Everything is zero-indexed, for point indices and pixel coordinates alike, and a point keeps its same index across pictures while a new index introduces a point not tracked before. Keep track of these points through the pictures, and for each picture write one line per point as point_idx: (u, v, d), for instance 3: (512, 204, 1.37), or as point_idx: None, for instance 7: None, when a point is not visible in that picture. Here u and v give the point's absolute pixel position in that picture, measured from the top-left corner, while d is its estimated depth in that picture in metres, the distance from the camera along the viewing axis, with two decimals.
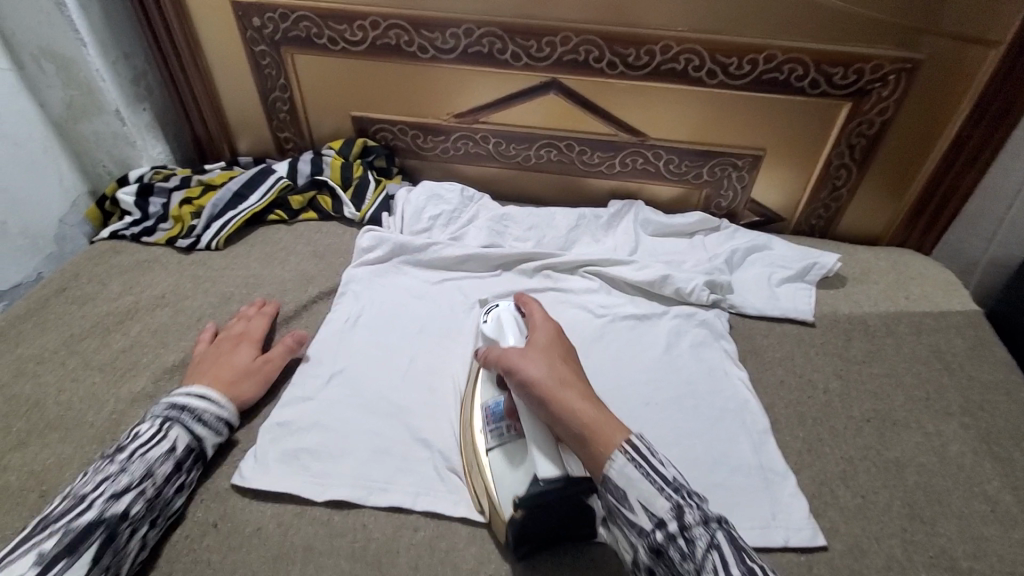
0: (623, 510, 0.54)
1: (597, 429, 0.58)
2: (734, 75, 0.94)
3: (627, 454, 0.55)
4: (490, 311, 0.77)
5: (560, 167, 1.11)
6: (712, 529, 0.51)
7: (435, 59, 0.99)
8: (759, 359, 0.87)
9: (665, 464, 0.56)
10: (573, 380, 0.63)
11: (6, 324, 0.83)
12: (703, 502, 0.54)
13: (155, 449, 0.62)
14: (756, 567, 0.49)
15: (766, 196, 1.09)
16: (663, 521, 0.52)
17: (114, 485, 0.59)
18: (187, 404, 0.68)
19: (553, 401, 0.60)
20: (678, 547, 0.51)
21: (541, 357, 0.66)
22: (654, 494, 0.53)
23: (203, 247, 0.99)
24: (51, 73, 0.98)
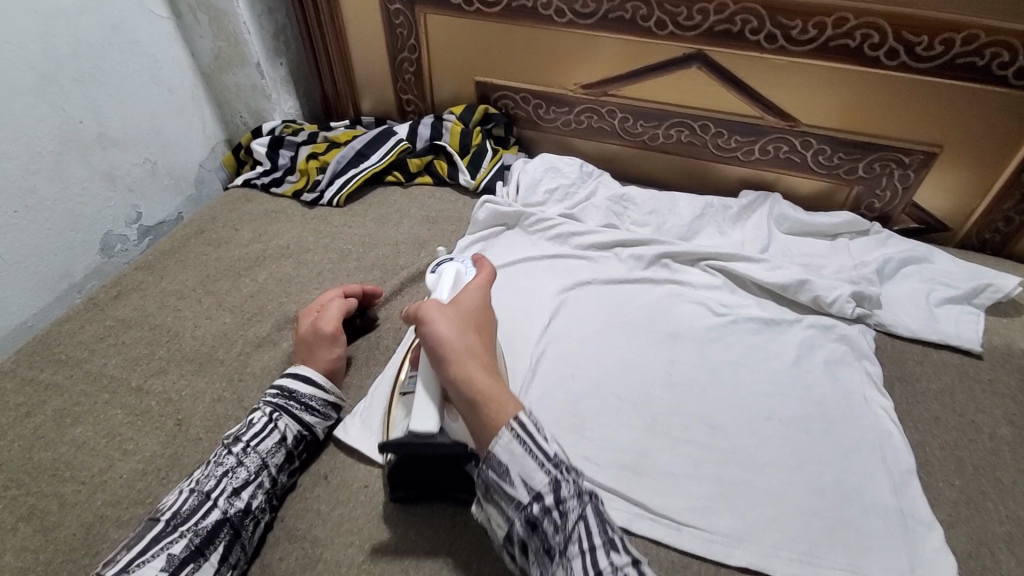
0: (500, 485, 0.52)
1: (493, 403, 0.54)
2: (919, 57, 0.81)
3: (513, 431, 0.52)
4: (441, 267, 0.72)
5: (689, 150, 1.02)
6: (585, 502, 0.52)
7: (572, 23, 0.94)
8: (909, 390, 0.77)
9: (549, 439, 0.53)
10: (480, 350, 0.59)
11: (152, 258, 0.90)
12: (577, 471, 0.54)
13: (267, 440, 0.62)
14: (616, 535, 0.51)
15: (932, 201, 0.94)
16: (540, 495, 0.51)
17: (234, 479, 0.59)
18: (294, 389, 0.67)
19: (455, 365, 0.56)
20: (553, 520, 0.50)
21: (453, 318, 0.60)
22: (533, 467, 0.51)
23: (326, 203, 1.02)
24: (204, 23, 1.03)
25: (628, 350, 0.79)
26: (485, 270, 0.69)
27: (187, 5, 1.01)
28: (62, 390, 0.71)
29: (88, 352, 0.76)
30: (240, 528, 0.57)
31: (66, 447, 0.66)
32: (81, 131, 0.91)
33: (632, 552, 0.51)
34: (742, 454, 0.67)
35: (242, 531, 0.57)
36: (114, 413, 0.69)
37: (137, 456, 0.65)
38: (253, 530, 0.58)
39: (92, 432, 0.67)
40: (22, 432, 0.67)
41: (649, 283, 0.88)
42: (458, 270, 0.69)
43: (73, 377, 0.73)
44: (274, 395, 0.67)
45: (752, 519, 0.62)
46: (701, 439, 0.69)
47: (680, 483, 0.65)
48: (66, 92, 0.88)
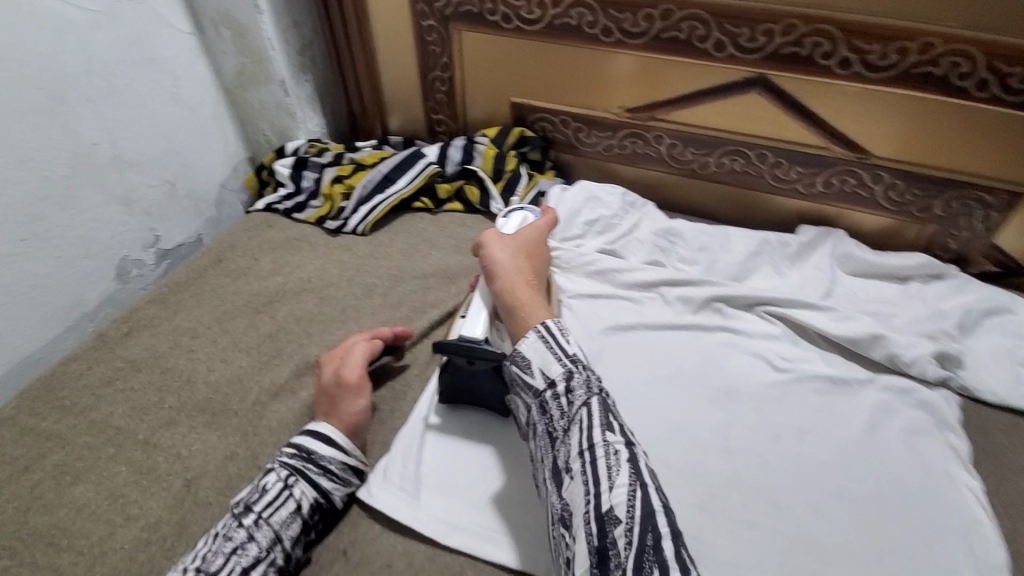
0: (521, 375, 0.57)
1: (525, 303, 0.64)
2: (1013, 89, 0.72)
3: (539, 331, 0.59)
4: (511, 214, 0.83)
5: (742, 180, 0.94)
6: (593, 394, 0.54)
7: (619, 43, 0.86)
8: (995, 465, 0.68)
9: (571, 340, 0.57)
10: (527, 272, 0.70)
11: (166, 290, 0.85)
12: (596, 370, 0.56)
13: (281, 510, 0.56)
14: (619, 423, 0.52)
15: (1018, 244, 0.84)
16: (552, 382, 0.55)
17: (243, 557, 0.52)
18: (312, 450, 0.61)
19: (501, 275, 0.67)
20: (561, 406, 0.54)
21: (510, 245, 0.73)
22: (549, 359, 0.56)
23: (350, 230, 0.96)
24: (227, 38, 0.98)
25: (677, 409, 0.71)
26: (545, 219, 0.81)
27: (210, 20, 0.96)
28: (64, 442, 0.66)
29: (94, 398, 0.70)
30: None
31: (65, 510, 0.60)
32: (96, 154, 0.86)
33: (632, 440, 0.52)
34: (812, 542, 0.59)
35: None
36: (117, 471, 0.63)
37: (140, 523, 0.59)
38: None
39: (93, 492, 0.62)
40: (17, 492, 0.62)
41: (701, 331, 0.80)
42: (524, 218, 0.82)
43: (77, 427, 0.68)
44: (290, 455, 0.61)
45: None
46: (764, 521, 0.61)
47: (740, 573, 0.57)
48: (80, 113, 0.83)
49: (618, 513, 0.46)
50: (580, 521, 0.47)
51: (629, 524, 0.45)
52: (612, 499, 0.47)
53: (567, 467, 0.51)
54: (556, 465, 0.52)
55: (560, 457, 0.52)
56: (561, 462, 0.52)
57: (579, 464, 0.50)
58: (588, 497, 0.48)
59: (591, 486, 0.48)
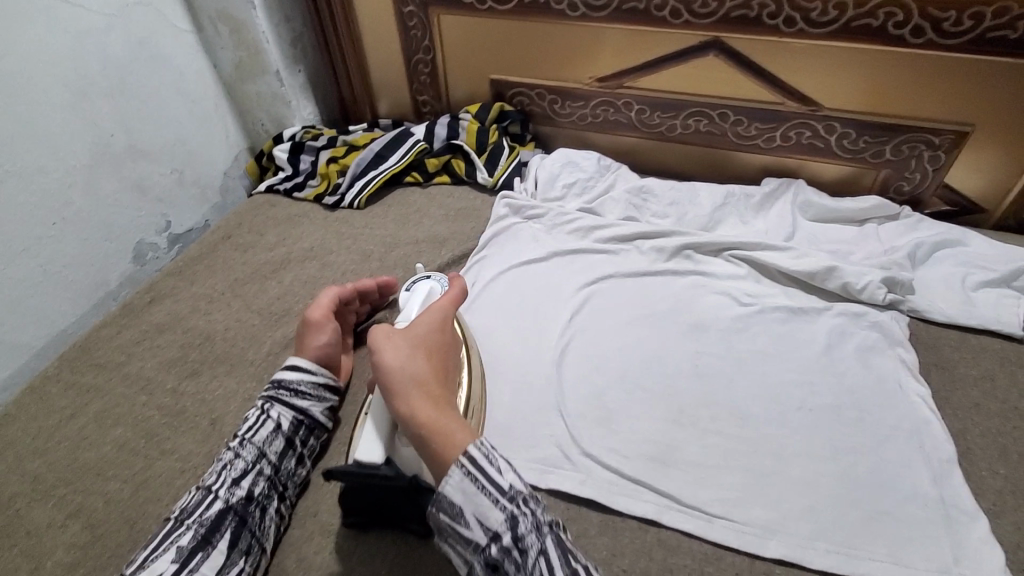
0: (457, 527, 0.49)
1: (443, 430, 0.52)
2: (947, 33, 0.78)
3: (463, 468, 0.50)
4: (416, 284, 0.77)
5: (708, 139, 1.01)
6: (545, 534, 0.49)
7: (585, 17, 0.93)
8: (946, 375, 0.74)
9: (504, 470, 0.50)
10: (432, 379, 0.56)
11: (183, 264, 0.92)
12: (537, 499, 0.51)
13: (262, 430, 0.62)
14: (579, 563, 0.48)
15: (966, 182, 0.91)
16: (497, 535, 0.48)
17: (233, 470, 0.59)
18: (283, 378, 0.67)
19: (401, 397, 0.54)
20: (513, 560, 0.48)
21: (403, 342, 0.58)
22: (486, 504, 0.49)
23: (347, 205, 1.03)
24: (224, 34, 1.06)
25: (652, 342, 0.78)
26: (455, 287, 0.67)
27: (208, 17, 1.04)
28: (102, 393, 0.74)
29: (125, 355, 0.78)
30: (246, 515, 0.57)
31: (109, 446, 0.68)
32: (112, 144, 0.94)
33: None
34: (772, 444, 0.66)
35: (249, 518, 0.57)
36: (151, 414, 0.71)
37: (174, 455, 0.67)
38: (260, 516, 0.59)
39: (131, 432, 0.70)
40: (69, 433, 0.70)
41: (673, 275, 0.87)
42: (432, 289, 0.74)
43: (112, 380, 0.75)
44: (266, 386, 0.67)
45: (785, 510, 0.61)
46: (729, 430, 0.68)
47: (708, 475, 0.64)
48: (97, 107, 0.91)
49: None
50: None
51: None
52: None
53: None
54: None
55: None
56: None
57: None
58: None
59: None
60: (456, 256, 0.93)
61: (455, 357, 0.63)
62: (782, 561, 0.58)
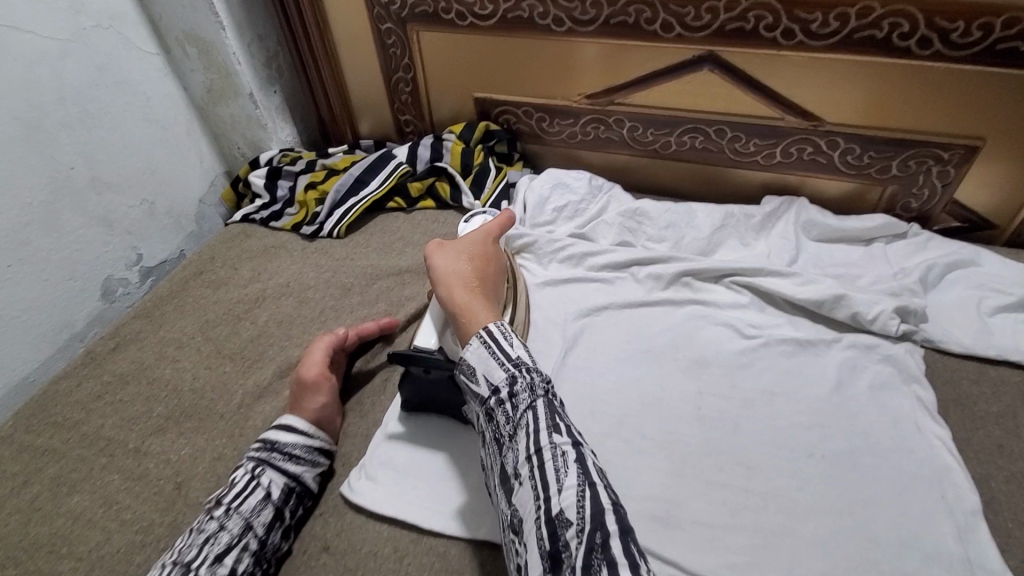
0: (467, 383, 0.56)
1: (470, 309, 0.59)
2: (956, 44, 0.73)
3: (480, 339, 0.55)
4: (473, 217, 0.81)
5: (704, 156, 0.96)
6: (538, 396, 0.52)
7: (571, 32, 0.88)
8: (964, 413, 0.69)
9: (515, 345, 0.55)
10: (471, 274, 0.64)
11: (150, 305, 0.87)
12: (542, 370, 0.54)
13: (251, 499, 0.58)
14: (567, 425, 0.51)
15: (977, 197, 0.86)
16: (496, 388, 0.53)
17: (216, 545, 0.53)
18: (276, 440, 0.63)
19: (443, 284, 0.63)
20: (506, 412, 0.52)
21: (452, 248, 0.67)
22: (492, 365, 0.54)
23: (326, 234, 0.98)
24: (193, 56, 1.00)
25: (650, 382, 0.73)
26: (501, 218, 0.75)
27: (175, 39, 0.99)
28: (60, 456, 0.69)
29: (85, 412, 0.73)
30: None
31: (64, 517, 0.63)
32: (73, 178, 0.89)
33: (580, 441, 0.50)
34: (781, 497, 0.61)
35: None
36: (111, 479, 0.66)
37: (135, 526, 0.62)
38: None
39: (90, 499, 0.64)
40: (21, 502, 0.65)
41: (671, 305, 0.82)
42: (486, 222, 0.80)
43: (72, 440, 0.70)
44: (256, 449, 0.62)
45: (799, 575, 0.56)
46: (736, 481, 0.63)
47: (713, 534, 0.59)
48: (55, 139, 0.86)
49: (569, 516, 0.45)
50: (532, 527, 0.46)
51: (580, 527, 0.44)
52: (562, 502, 0.46)
53: (516, 472, 0.49)
54: (505, 471, 0.51)
55: (509, 463, 0.50)
56: (509, 468, 0.50)
57: (528, 469, 0.48)
58: (537, 501, 0.46)
59: (540, 490, 0.47)
60: None
61: (502, 271, 0.71)
62: None
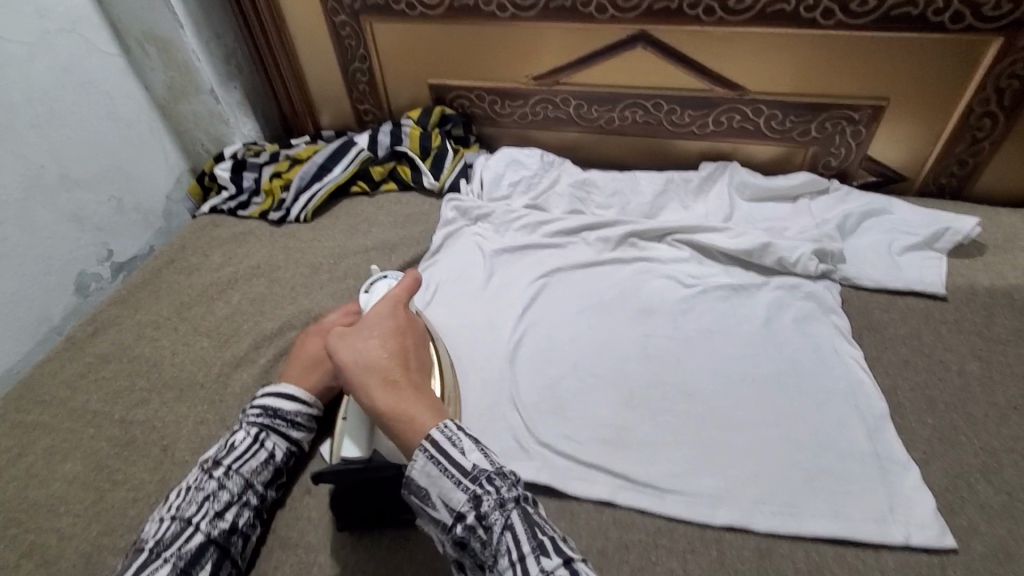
0: (426, 510, 0.49)
1: (405, 414, 0.52)
2: (855, 13, 0.82)
3: (426, 452, 0.49)
4: (374, 285, 0.74)
5: (645, 129, 1.03)
6: (510, 510, 0.46)
7: (515, 17, 0.95)
8: (877, 336, 0.78)
9: (467, 450, 0.49)
10: (392, 365, 0.56)
11: (127, 291, 0.90)
12: (505, 476, 0.48)
13: (252, 461, 0.62)
14: (548, 535, 0.45)
15: (887, 153, 0.96)
16: (460, 514, 0.47)
17: (217, 502, 0.57)
18: (278, 408, 0.65)
19: (361, 385, 0.54)
20: (479, 536, 0.46)
21: (361, 336, 0.58)
22: (449, 487, 0.47)
23: (292, 219, 1.02)
24: (154, 55, 1.03)
25: (601, 330, 0.80)
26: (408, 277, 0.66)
27: (135, 39, 1.01)
28: (49, 430, 0.72)
29: (70, 390, 0.76)
30: (225, 547, 0.57)
31: (58, 482, 0.66)
32: (43, 176, 0.91)
33: (569, 550, 0.45)
34: (718, 416, 0.69)
35: (229, 550, 0.57)
36: (100, 446, 0.69)
37: (126, 485, 0.66)
38: (239, 547, 0.58)
39: (81, 466, 0.68)
40: (15, 473, 0.68)
41: (619, 262, 0.89)
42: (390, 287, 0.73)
43: (58, 416, 0.73)
44: (256, 414, 0.65)
45: (733, 477, 0.63)
46: (679, 407, 0.70)
47: (659, 451, 0.66)
48: (24, 138, 0.88)
49: None
50: None
51: None
52: None
53: None
54: None
55: None
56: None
57: None
58: None
59: None
60: (407, 261, 0.93)
61: (423, 339, 0.64)
62: (731, 528, 0.60)
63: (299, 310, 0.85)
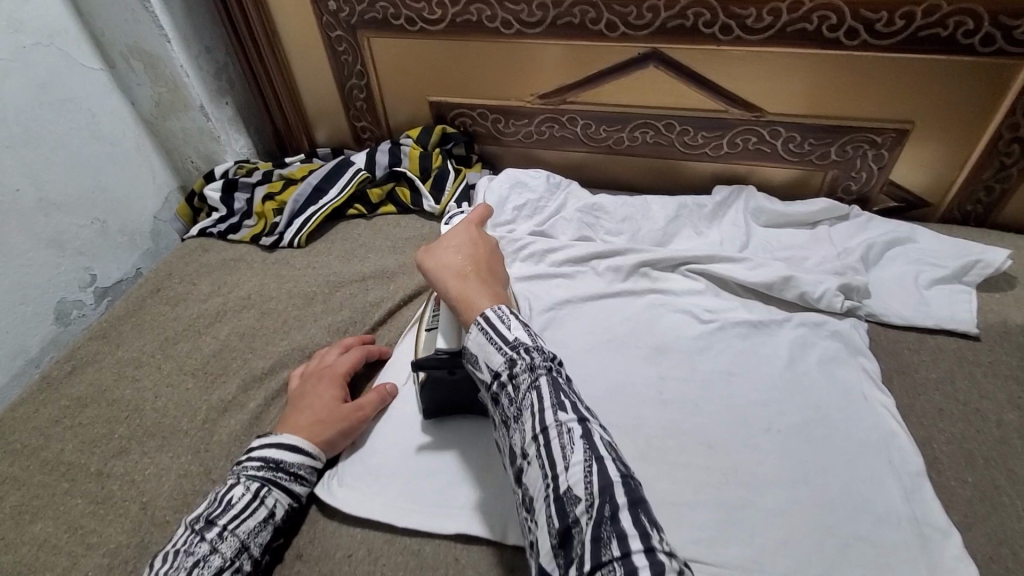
0: (472, 369, 0.54)
1: (469, 305, 0.56)
2: (881, 34, 0.77)
3: (479, 325, 0.53)
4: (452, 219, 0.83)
5: (657, 151, 0.99)
6: (540, 374, 0.49)
7: (520, 34, 0.90)
8: (906, 380, 0.73)
9: (512, 325, 0.52)
10: (463, 261, 0.61)
11: (108, 324, 0.85)
12: (544, 349, 0.51)
13: (249, 520, 0.57)
14: (571, 399, 0.48)
15: (911, 178, 0.92)
16: (495, 373, 0.51)
17: (208, 568, 0.52)
18: (281, 460, 0.61)
19: (435, 276, 0.61)
20: (509, 394, 0.50)
21: (439, 241, 0.64)
22: (490, 348, 0.52)
23: (286, 244, 0.97)
24: (140, 70, 0.98)
25: (614, 371, 0.75)
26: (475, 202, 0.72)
27: (119, 53, 0.96)
28: (19, 484, 0.67)
29: (44, 437, 0.71)
30: None
31: (29, 544, 0.61)
32: (19, 201, 0.86)
33: (587, 414, 0.48)
34: (742, 472, 0.64)
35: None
36: (75, 503, 0.64)
37: (102, 549, 0.60)
38: None
39: (54, 526, 0.63)
40: None
41: (631, 295, 0.84)
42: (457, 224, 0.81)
43: (31, 467, 0.68)
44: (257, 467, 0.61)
45: (759, 543, 0.58)
46: (699, 461, 0.65)
47: (679, 511, 0.61)
48: None
49: (577, 491, 0.43)
50: (539, 502, 0.45)
51: (588, 501, 0.42)
52: (569, 478, 0.44)
53: (525, 450, 0.48)
54: (514, 449, 0.49)
55: (516, 443, 0.49)
56: (517, 448, 0.49)
57: (534, 447, 0.47)
58: (545, 479, 0.45)
59: (547, 467, 0.45)
60: (406, 292, 0.88)
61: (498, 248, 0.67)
62: None
63: (292, 346, 0.80)
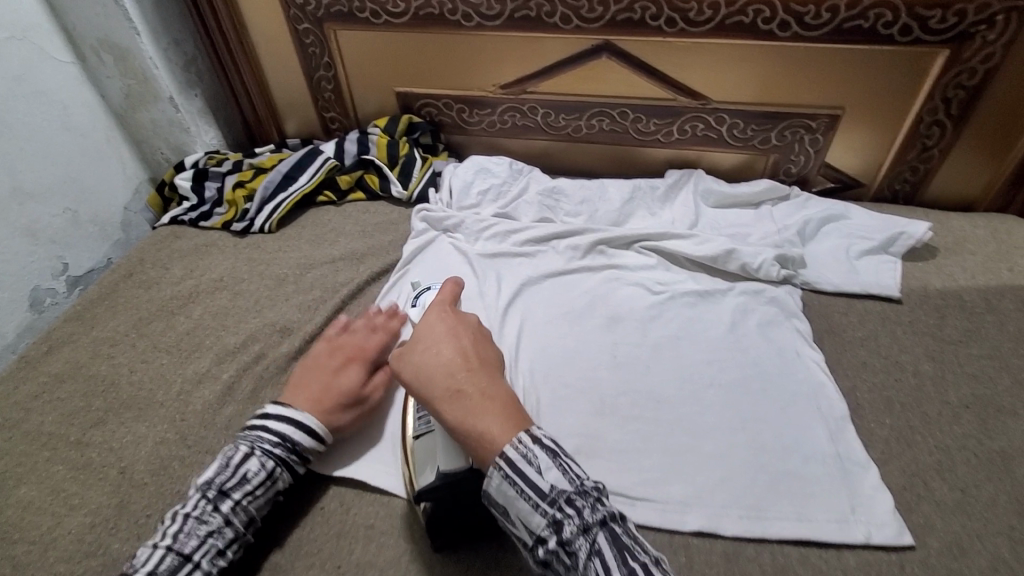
0: (509, 529, 0.49)
1: (474, 423, 0.50)
2: (809, 26, 0.85)
3: (501, 471, 0.47)
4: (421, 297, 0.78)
5: (613, 137, 1.05)
6: (594, 531, 0.45)
7: (480, 26, 0.95)
8: (836, 339, 0.80)
9: (545, 469, 0.47)
10: (459, 372, 0.54)
11: (82, 307, 0.87)
12: (588, 497, 0.47)
13: (260, 497, 0.58)
14: (636, 557, 0.44)
15: (845, 160, 0.99)
16: (542, 538, 0.46)
17: (220, 539, 0.55)
18: (297, 443, 0.61)
19: (431, 396, 0.53)
20: (564, 559, 0.45)
21: (421, 352, 0.56)
22: (527, 507, 0.47)
23: (257, 230, 1.00)
24: (110, 63, 1.00)
25: (571, 339, 0.80)
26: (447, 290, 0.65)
27: (90, 47, 0.98)
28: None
29: (22, 412, 0.73)
30: None
31: (11, 509, 0.63)
32: None
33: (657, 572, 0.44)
34: (687, 423, 0.69)
35: None
36: (55, 470, 0.67)
37: (83, 510, 0.63)
38: None
39: (35, 491, 0.65)
40: None
41: (587, 270, 0.90)
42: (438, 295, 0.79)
43: (10, 439, 0.70)
44: (273, 445, 0.61)
45: (701, 483, 0.64)
46: (648, 414, 0.71)
47: (630, 460, 0.66)
48: None
49: None
50: None
51: None
52: None
53: None
54: None
55: None
56: None
57: None
58: None
59: None
60: (375, 272, 0.91)
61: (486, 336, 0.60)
62: (700, 533, 0.61)
63: (264, 323, 0.83)
